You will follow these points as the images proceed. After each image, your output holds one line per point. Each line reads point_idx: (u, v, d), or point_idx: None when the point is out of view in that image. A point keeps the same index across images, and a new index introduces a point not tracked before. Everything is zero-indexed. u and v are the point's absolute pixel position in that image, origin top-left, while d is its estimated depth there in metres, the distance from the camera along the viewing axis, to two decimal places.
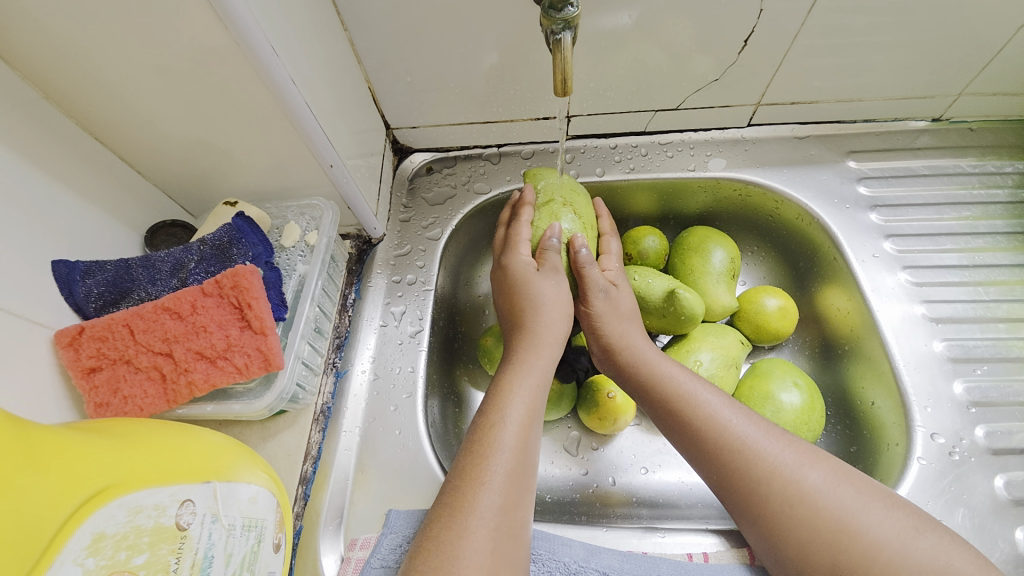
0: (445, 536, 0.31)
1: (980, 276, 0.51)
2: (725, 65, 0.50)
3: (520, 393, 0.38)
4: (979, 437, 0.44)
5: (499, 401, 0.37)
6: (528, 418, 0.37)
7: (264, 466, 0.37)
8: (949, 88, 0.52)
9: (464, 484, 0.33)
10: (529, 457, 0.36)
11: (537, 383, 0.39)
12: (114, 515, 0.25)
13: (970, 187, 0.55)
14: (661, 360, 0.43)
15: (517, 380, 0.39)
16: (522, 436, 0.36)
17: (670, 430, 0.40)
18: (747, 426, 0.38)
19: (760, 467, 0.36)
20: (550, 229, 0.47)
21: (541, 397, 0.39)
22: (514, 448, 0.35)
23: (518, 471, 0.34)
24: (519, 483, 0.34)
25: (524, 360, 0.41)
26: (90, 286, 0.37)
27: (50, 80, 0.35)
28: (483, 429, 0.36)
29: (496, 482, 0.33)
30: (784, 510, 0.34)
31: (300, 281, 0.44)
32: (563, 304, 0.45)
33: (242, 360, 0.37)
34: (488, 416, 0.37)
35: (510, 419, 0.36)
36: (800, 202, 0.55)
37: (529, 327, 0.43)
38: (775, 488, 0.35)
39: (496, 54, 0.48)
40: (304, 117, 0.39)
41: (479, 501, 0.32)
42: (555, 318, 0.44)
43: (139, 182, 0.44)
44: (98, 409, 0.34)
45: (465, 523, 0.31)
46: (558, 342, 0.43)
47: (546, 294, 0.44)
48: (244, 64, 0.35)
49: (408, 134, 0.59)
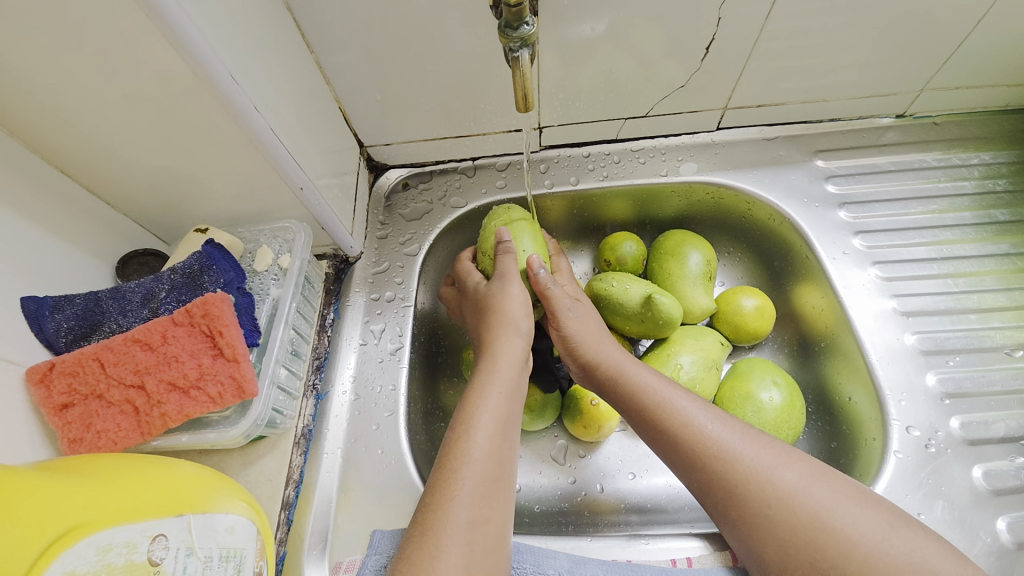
0: (418, 555, 0.31)
1: (949, 268, 0.52)
2: (689, 71, 0.51)
3: (485, 405, 0.38)
4: (954, 428, 0.45)
5: (466, 415, 0.38)
6: (496, 429, 0.37)
7: (242, 494, 0.37)
8: (909, 84, 0.53)
9: (433, 502, 0.33)
10: (500, 469, 0.36)
11: (501, 392, 0.40)
12: (83, 554, 0.25)
13: (936, 180, 0.56)
14: (639, 366, 0.44)
15: (484, 390, 0.39)
16: (491, 448, 0.36)
17: (649, 436, 0.41)
18: (723, 430, 0.38)
19: (737, 468, 0.36)
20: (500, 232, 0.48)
21: (508, 406, 0.39)
22: (482, 460, 0.35)
23: (487, 483, 0.35)
24: (487, 495, 0.34)
25: (490, 370, 0.41)
26: (59, 321, 0.37)
27: (13, 116, 0.35)
28: (451, 446, 0.36)
29: (464, 496, 0.34)
30: (763, 511, 0.34)
31: (273, 305, 0.44)
32: (523, 308, 0.45)
33: (215, 388, 0.36)
34: (454, 430, 0.37)
35: (478, 431, 0.37)
36: (771, 202, 0.56)
37: (489, 337, 0.44)
38: (753, 490, 0.35)
39: (465, 69, 0.49)
40: (271, 141, 0.40)
41: (448, 518, 0.32)
42: (514, 326, 0.44)
43: (109, 212, 0.44)
44: (71, 444, 0.34)
45: (437, 540, 0.31)
46: (522, 350, 0.44)
47: (501, 300, 0.45)
48: (207, 93, 0.35)
49: (382, 151, 0.59)
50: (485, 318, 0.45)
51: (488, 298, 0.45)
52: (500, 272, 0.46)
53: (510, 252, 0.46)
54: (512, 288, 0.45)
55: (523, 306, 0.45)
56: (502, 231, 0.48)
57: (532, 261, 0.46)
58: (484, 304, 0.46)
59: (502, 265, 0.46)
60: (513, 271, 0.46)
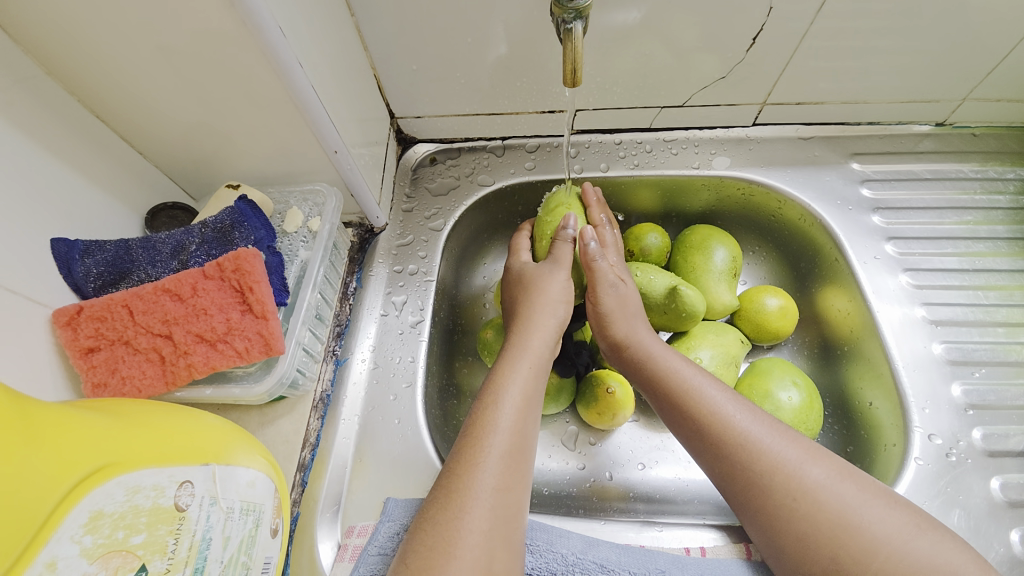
0: (441, 518, 0.31)
1: (980, 280, 0.51)
2: (731, 62, 0.50)
3: (516, 377, 0.39)
4: (976, 439, 0.45)
5: (496, 386, 0.38)
6: (524, 401, 0.38)
7: (261, 450, 0.37)
8: (953, 92, 0.52)
9: (458, 467, 0.34)
10: (525, 440, 0.36)
11: (531, 366, 0.40)
12: (112, 493, 0.25)
13: (971, 192, 0.55)
14: (668, 354, 0.43)
15: (516, 365, 0.40)
16: (518, 419, 0.36)
17: (675, 423, 0.41)
18: (752, 422, 0.38)
19: (763, 460, 0.36)
20: (565, 219, 0.48)
21: (537, 380, 0.40)
22: (510, 430, 0.36)
23: (515, 452, 0.35)
24: (514, 466, 0.34)
25: (521, 343, 0.42)
26: (89, 266, 0.37)
27: (53, 55, 0.35)
28: (480, 415, 0.37)
29: (491, 462, 0.34)
30: (786, 503, 0.34)
31: (302, 266, 0.44)
32: (563, 294, 0.46)
33: (243, 343, 0.36)
34: (483, 399, 0.38)
35: (505, 402, 0.37)
36: (803, 202, 0.55)
37: (524, 313, 0.44)
38: (778, 481, 0.35)
39: (504, 45, 0.48)
40: (310, 101, 0.39)
41: (473, 483, 0.33)
42: (552, 306, 0.44)
43: (140, 163, 0.44)
44: (95, 389, 0.34)
45: (462, 504, 0.32)
46: (554, 329, 0.44)
47: (544, 282, 0.45)
48: (250, 44, 0.34)
49: (412, 123, 0.58)
50: (523, 294, 0.46)
51: (532, 278, 0.46)
52: (553, 257, 0.47)
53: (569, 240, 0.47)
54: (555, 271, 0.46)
55: (563, 289, 0.46)
56: (569, 218, 0.48)
57: (584, 233, 0.47)
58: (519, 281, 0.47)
59: (559, 251, 0.47)
60: (567, 260, 0.46)
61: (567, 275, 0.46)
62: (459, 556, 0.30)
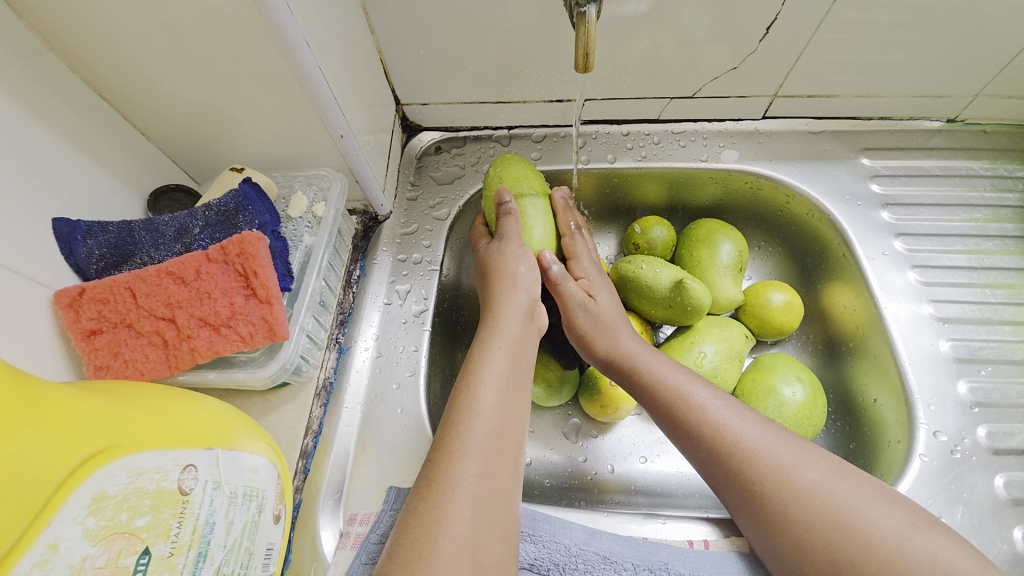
0: (425, 509, 0.31)
1: (988, 278, 0.51)
2: (743, 53, 0.49)
3: (492, 363, 0.38)
4: (980, 437, 0.45)
5: (474, 372, 0.38)
6: (503, 387, 0.37)
7: (264, 435, 0.36)
8: (966, 88, 0.52)
9: (440, 456, 0.33)
10: (507, 426, 0.36)
11: (507, 351, 0.40)
12: (116, 475, 0.25)
13: (981, 190, 0.55)
14: (656, 359, 0.43)
15: (490, 351, 0.39)
16: (499, 406, 0.36)
17: (667, 427, 0.41)
18: (742, 425, 0.37)
19: (756, 466, 0.36)
20: (499, 191, 0.46)
21: (515, 365, 0.39)
22: (488, 416, 0.35)
23: (494, 436, 0.35)
24: (494, 450, 0.34)
25: (495, 329, 0.41)
26: (91, 247, 0.36)
27: (55, 30, 0.34)
28: (460, 401, 0.36)
29: (471, 451, 0.33)
30: (780, 509, 0.34)
31: (306, 252, 0.44)
32: (522, 261, 0.45)
33: (247, 328, 0.36)
34: (461, 386, 0.37)
35: (482, 390, 0.36)
36: (811, 197, 0.55)
37: (497, 300, 0.43)
38: (770, 487, 0.35)
39: (513, 31, 0.47)
40: (315, 82, 0.38)
41: (457, 473, 0.32)
42: (515, 282, 0.44)
43: (143, 144, 0.43)
44: (96, 371, 0.33)
45: (443, 493, 0.32)
46: (524, 307, 0.44)
47: (504, 259, 0.45)
48: (256, 23, 0.33)
49: (417, 111, 0.57)
50: (490, 277, 0.45)
51: (494, 260, 0.45)
52: (501, 236, 0.45)
53: (512, 213, 0.46)
54: (516, 248, 0.45)
55: (524, 258, 0.45)
56: (502, 191, 0.46)
57: (543, 256, 0.47)
58: (485, 267, 0.46)
59: (507, 226, 0.45)
60: (516, 232, 0.45)
61: (518, 246, 0.45)
62: (442, 545, 0.30)
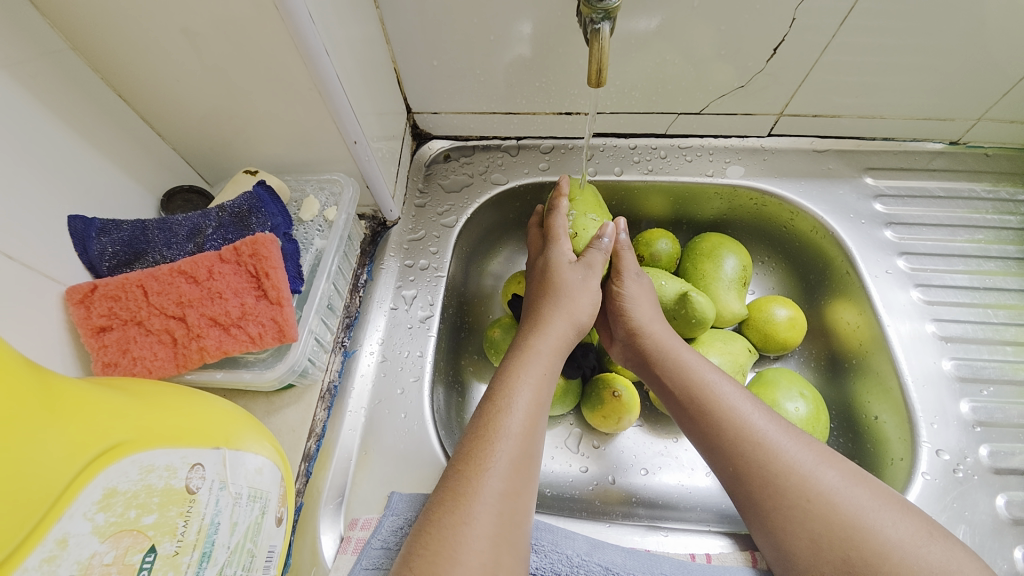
0: (447, 522, 0.31)
1: (989, 298, 0.51)
2: (751, 72, 0.50)
3: (527, 381, 0.39)
4: (983, 456, 0.45)
5: (506, 388, 0.38)
6: (535, 408, 0.37)
7: (269, 437, 0.36)
8: (968, 112, 0.52)
9: (467, 468, 0.34)
10: (533, 446, 0.36)
11: (544, 374, 0.40)
12: (126, 471, 0.25)
13: (983, 212, 0.55)
14: (686, 353, 0.43)
15: (529, 368, 0.40)
16: (527, 423, 0.36)
17: (695, 435, 0.41)
18: (767, 423, 0.38)
19: (778, 462, 0.36)
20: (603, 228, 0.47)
21: (548, 387, 0.40)
22: (518, 437, 0.35)
23: (523, 459, 0.35)
24: (521, 472, 0.34)
25: (529, 351, 0.41)
26: (105, 245, 0.37)
27: (79, 32, 0.35)
28: (489, 416, 0.36)
29: (499, 467, 0.34)
30: (801, 504, 0.34)
31: (317, 255, 0.44)
32: (589, 305, 0.45)
33: (256, 329, 0.36)
34: (494, 402, 0.37)
35: (517, 407, 0.37)
36: (815, 214, 0.55)
37: (542, 316, 0.44)
38: (792, 482, 0.35)
39: (525, 45, 0.48)
40: (334, 88, 0.39)
41: (482, 487, 0.33)
42: (572, 312, 0.44)
43: (158, 144, 0.44)
44: (105, 368, 0.33)
45: (468, 508, 0.32)
46: (570, 338, 0.44)
47: (576, 292, 0.44)
48: (278, 29, 0.34)
49: (428, 119, 0.58)
50: (541, 297, 0.45)
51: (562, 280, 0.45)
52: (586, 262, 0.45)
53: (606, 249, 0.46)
54: (585, 280, 0.45)
55: (590, 304, 0.45)
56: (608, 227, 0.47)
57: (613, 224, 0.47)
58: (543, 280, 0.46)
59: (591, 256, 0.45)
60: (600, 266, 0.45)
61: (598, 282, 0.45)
62: (464, 561, 0.30)
